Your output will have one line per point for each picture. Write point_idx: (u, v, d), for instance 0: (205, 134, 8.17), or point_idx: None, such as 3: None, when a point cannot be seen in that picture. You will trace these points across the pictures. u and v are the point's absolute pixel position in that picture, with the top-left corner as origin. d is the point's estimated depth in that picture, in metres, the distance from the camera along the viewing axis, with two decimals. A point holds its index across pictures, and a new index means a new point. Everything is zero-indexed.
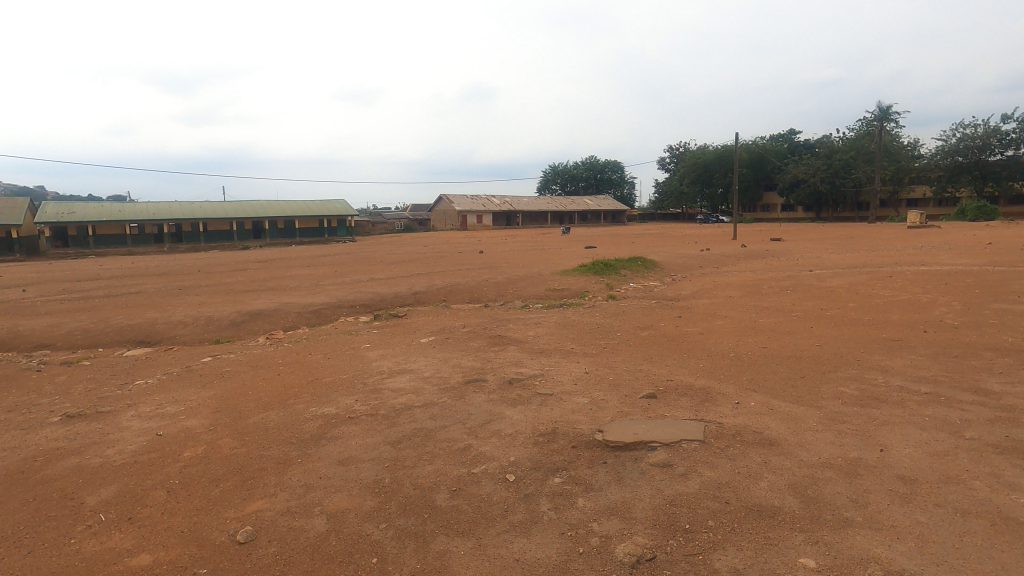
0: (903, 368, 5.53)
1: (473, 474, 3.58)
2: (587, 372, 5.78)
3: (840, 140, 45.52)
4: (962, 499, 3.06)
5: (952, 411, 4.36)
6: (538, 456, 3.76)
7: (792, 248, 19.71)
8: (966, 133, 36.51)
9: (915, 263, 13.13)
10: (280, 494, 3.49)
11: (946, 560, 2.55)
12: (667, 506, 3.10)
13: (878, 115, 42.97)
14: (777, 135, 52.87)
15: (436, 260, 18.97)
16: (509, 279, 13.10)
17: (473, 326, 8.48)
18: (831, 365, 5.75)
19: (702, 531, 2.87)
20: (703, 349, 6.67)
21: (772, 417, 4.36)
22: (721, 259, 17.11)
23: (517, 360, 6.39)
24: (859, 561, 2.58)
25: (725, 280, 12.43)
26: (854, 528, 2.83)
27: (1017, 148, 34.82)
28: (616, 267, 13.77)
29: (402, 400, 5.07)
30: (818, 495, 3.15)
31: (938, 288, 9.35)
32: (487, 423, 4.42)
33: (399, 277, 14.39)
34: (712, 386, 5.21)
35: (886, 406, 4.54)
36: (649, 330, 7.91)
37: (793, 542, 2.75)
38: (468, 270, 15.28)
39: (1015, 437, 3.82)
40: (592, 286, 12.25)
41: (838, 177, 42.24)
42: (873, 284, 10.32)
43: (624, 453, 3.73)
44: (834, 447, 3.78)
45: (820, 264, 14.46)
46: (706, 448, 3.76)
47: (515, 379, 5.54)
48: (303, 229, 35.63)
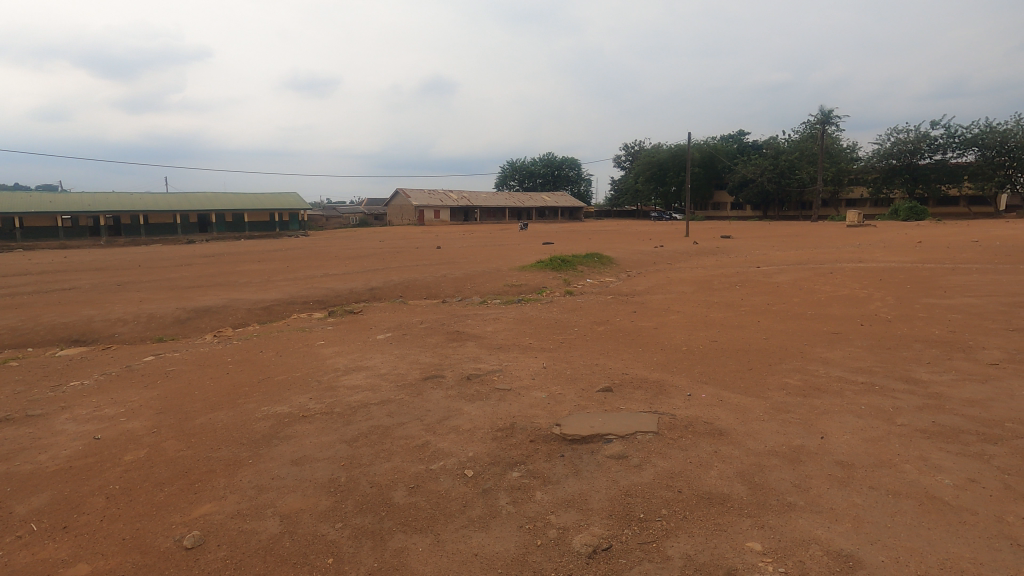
0: (843, 360, 5.83)
1: (431, 471, 3.56)
2: (544, 367, 5.84)
3: (785, 141, 47.58)
4: (893, 482, 3.26)
5: (886, 399, 4.64)
6: (496, 451, 3.78)
7: (742, 245, 20.50)
8: (899, 137, 38.81)
9: (853, 260, 13.89)
10: (229, 497, 3.37)
11: (879, 539, 2.72)
12: (623, 496, 3.17)
13: (820, 119, 45.09)
14: (727, 135, 54.76)
15: (392, 255, 18.72)
16: (468, 274, 13.08)
17: (430, 322, 8.39)
18: (777, 357, 6.01)
19: (656, 520, 2.95)
20: (656, 344, 6.82)
21: (721, 408, 4.53)
22: (674, 255, 17.63)
23: (475, 356, 6.38)
24: (801, 543, 2.71)
25: (678, 276, 12.81)
26: (797, 512, 2.97)
27: (945, 152, 37.26)
28: (573, 262, 13.96)
29: (359, 397, 4.99)
30: (764, 481, 3.30)
31: (873, 284, 9.90)
32: (445, 419, 4.40)
33: (355, 272, 14.15)
34: (665, 379, 5.36)
35: (826, 396, 4.78)
36: (606, 325, 8.06)
37: (740, 527, 2.86)
38: (424, 266, 15.09)
39: (940, 422, 4.10)
40: (549, 282, 12.37)
41: (784, 177, 44.05)
42: (815, 280, 10.80)
43: (582, 445, 3.80)
44: (779, 435, 3.96)
45: (767, 261, 15.11)
46: (659, 439, 3.88)
47: (473, 375, 5.53)
48: (252, 223, 34.39)
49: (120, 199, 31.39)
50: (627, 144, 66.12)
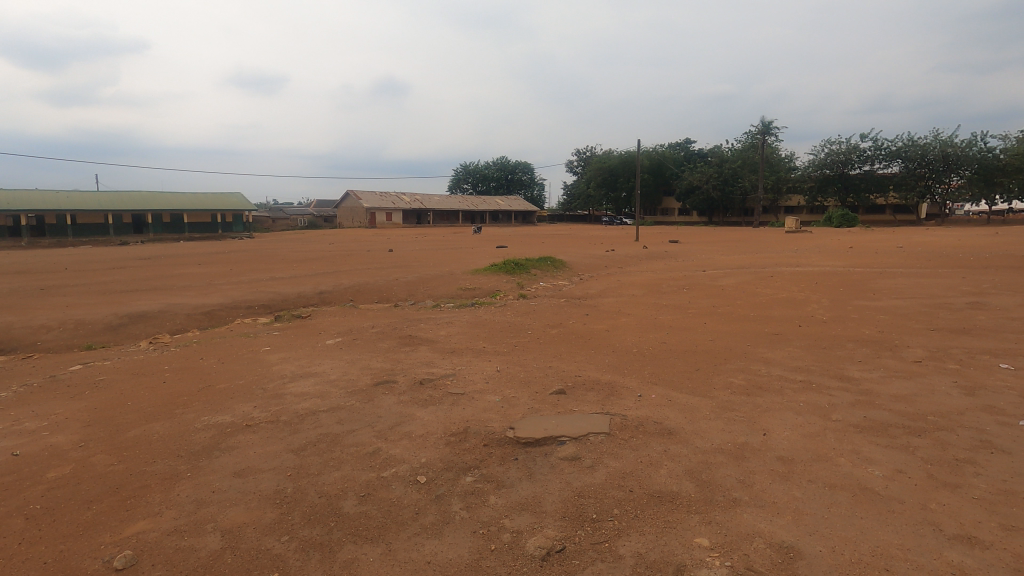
0: (783, 359, 6.10)
1: (383, 478, 3.48)
2: (498, 371, 5.83)
3: (729, 150, 49.56)
4: (829, 475, 3.43)
5: (822, 396, 4.89)
6: (449, 456, 3.74)
7: (689, 250, 21.19)
8: (832, 148, 41.15)
9: (791, 264, 14.60)
10: (166, 513, 3.18)
11: (817, 529, 2.85)
12: (576, 498, 3.20)
13: (761, 130, 47.27)
14: (675, 143, 56.55)
15: (342, 258, 18.29)
16: (421, 278, 12.94)
17: (382, 327, 8.23)
18: (722, 358, 6.23)
19: (609, 520, 2.98)
20: (608, 346, 6.94)
21: (671, 408, 4.65)
22: (624, 259, 18.02)
23: (428, 360, 6.31)
24: (746, 536, 2.81)
25: (629, 280, 13.09)
26: (742, 507, 3.08)
27: (872, 163, 39.78)
28: (526, 266, 14.05)
29: (306, 405, 4.83)
30: (711, 479, 3.40)
31: (810, 287, 10.43)
32: (397, 425, 4.32)
33: (303, 276, 13.73)
34: (617, 381, 5.45)
35: (769, 394, 4.98)
36: (559, 328, 8.14)
37: (689, 523, 2.94)
38: (376, 269, 14.83)
39: (870, 417, 4.35)
40: (503, 285, 12.39)
41: (727, 184, 45.88)
42: (757, 284, 11.29)
43: (536, 448, 3.81)
44: (724, 433, 4.10)
45: (712, 265, 15.67)
46: (612, 440, 3.94)
47: (426, 379, 5.47)
48: (192, 224, 32.87)
49: (45, 197, 29.35)
50: (579, 150, 67.23)
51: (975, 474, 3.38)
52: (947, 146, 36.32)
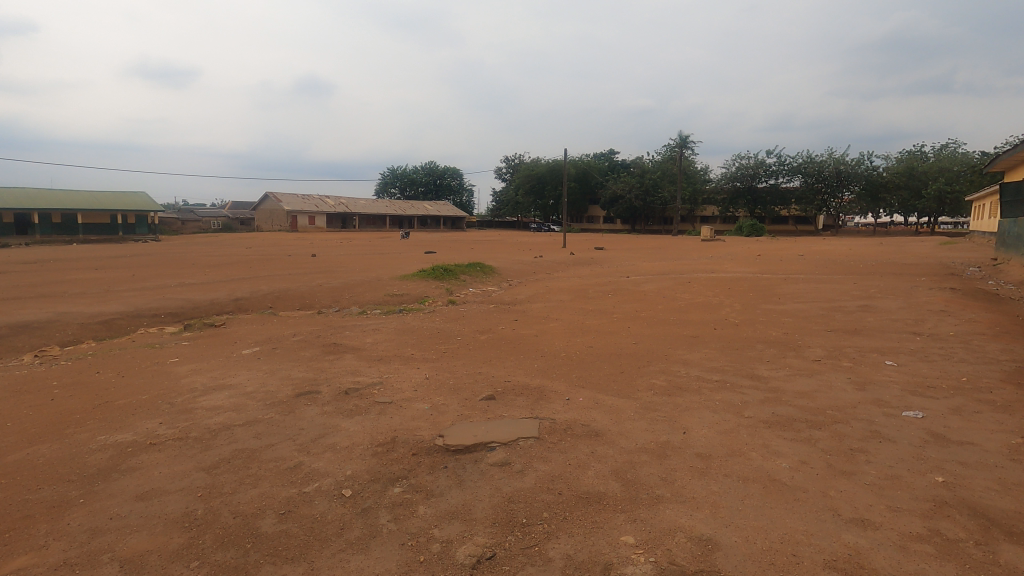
0: (701, 360, 6.44)
1: (305, 493, 3.32)
2: (427, 378, 5.74)
3: (650, 161, 51.88)
4: (743, 468, 3.65)
5: (735, 394, 5.21)
6: (377, 467, 3.63)
7: (614, 256, 21.92)
8: (742, 163, 44.10)
9: (706, 270, 15.46)
10: (53, 545, 2.86)
11: (732, 521, 3.01)
12: (506, 503, 3.20)
13: (679, 143, 49.87)
14: (600, 153, 58.47)
15: (260, 263, 17.38)
16: (346, 284, 12.52)
17: (305, 335, 7.88)
18: (645, 360, 6.48)
19: (538, 523, 3.01)
20: (537, 351, 7.02)
21: (597, 410, 4.77)
22: (552, 265, 18.35)
23: (354, 368, 6.10)
24: (668, 532, 2.92)
25: (557, 285, 13.34)
26: (664, 504, 3.20)
27: (777, 178, 43.02)
28: (455, 272, 13.97)
29: (220, 419, 4.52)
30: (635, 477, 3.52)
31: (724, 292, 11.09)
32: (321, 437, 4.14)
33: (217, 282, 12.91)
34: (546, 385, 5.52)
35: (688, 394, 5.23)
36: (488, 333, 8.14)
37: (615, 522, 3.02)
38: (298, 275, 14.20)
39: (778, 413, 4.68)
40: (431, 291, 12.24)
41: (649, 194, 48.07)
42: (677, 289, 11.86)
43: (465, 455, 3.78)
44: (648, 432, 4.26)
45: (636, 271, 16.28)
46: (541, 444, 3.98)
47: (352, 388, 5.28)
48: (89, 226, 30.08)
49: None
50: (507, 158, 67.93)
51: (867, 462, 3.71)
52: (840, 163, 39.96)
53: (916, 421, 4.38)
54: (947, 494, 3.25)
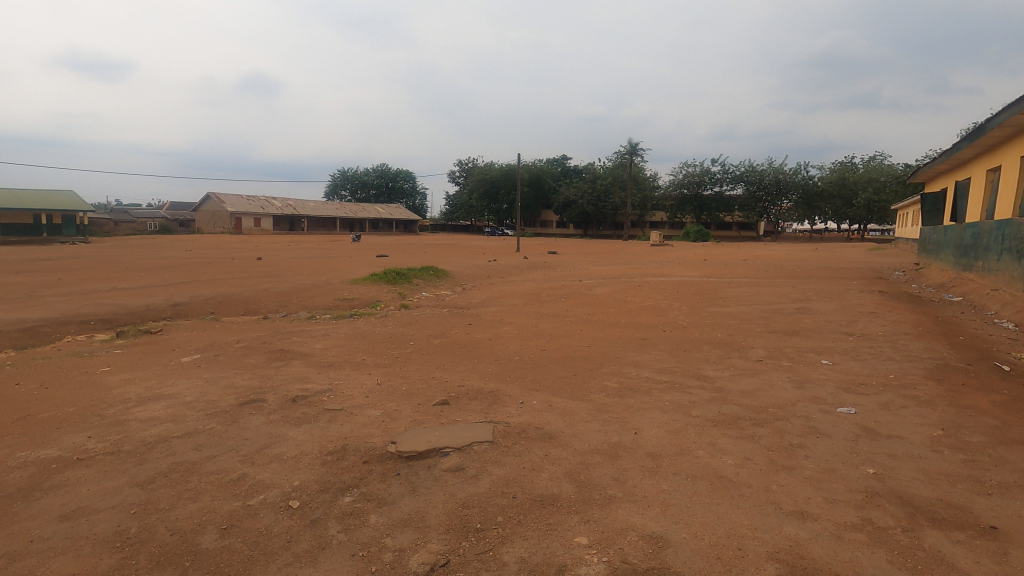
0: (651, 362, 6.59)
1: (250, 507, 3.18)
2: (379, 384, 5.63)
3: (601, 167, 52.93)
4: (691, 466, 3.76)
5: (684, 394, 5.36)
6: (326, 476, 3.52)
7: (567, 260, 22.22)
8: (689, 170, 45.65)
9: (655, 274, 15.89)
10: None
11: (682, 518, 3.09)
12: (459, 509, 3.17)
13: (629, 150, 51.13)
14: (553, 159, 59.22)
15: (202, 266, 16.63)
16: (294, 288, 12.14)
17: (249, 341, 7.57)
18: (597, 363, 6.58)
19: (492, 528, 2.99)
20: (491, 355, 7.01)
21: (551, 413, 4.81)
22: (506, 269, 18.42)
23: (302, 375, 5.91)
24: (620, 531, 2.96)
25: (510, 289, 13.39)
26: (617, 504, 3.25)
27: (721, 185, 44.76)
28: (408, 276, 13.79)
29: (156, 431, 4.28)
30: (588, 478, 3.56)
31: (673, 295, 11.42)
32: (267, 447, 3.99)
33: (154, 286, 12.25)
34: (500, 389, 5.52)
35: (638, 395, 5.35)
36: (442, 338, 8.08)
37: (569, 524, 3.04)
38: (243, 279, 13.67)
39: (723, 411, 4.84)
40: (383, 295, 12.03)
41: (600, 200, 49.03)
42: (627, 292, 12.12)
43: (418, 461, 3.73)
44: (600, 433, 4.33)
45: (588, 275, 16.55)
46: (495, 448, 3.97)
47: (300, 396, 5.11)
48: (8, 226, 27.94)
49: None
50: (461, 161, 67.79)
51: (806, 456, 3.90)
52: (779, 173, 41.98)
53: (849, 417, 4.64)
54: (878, 485, 3.45)
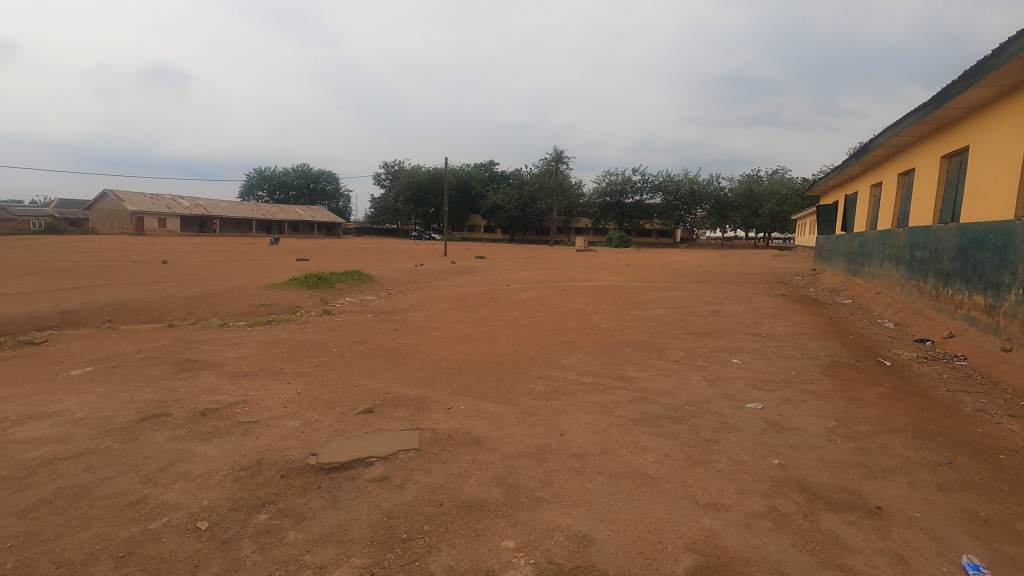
0: (576, 364, 6.75)
1: (151, 531, 2.92)
2: (299, 393, 5.37)
3: (528, 174, 53.73)
4: (614, 465, 3.88)
5: (608, 395, 5.53)
6: (240, 493, 3.31)
7: (495, 265, 22.33)
8: (611, 179, 47.33)
9: (580, 279, 16.32)
10: None
11: (606, 516, 3.18)
12: (384, 520, 3.08)
13: (555, 158, 52.32)
14: (480, 164, 59.40)
15: (96, 270, 15.18)
16: (204, 293, 11.36)
17: (152, 351, 6.98)
18: (524, 366, 6.63)
19: (418, 537, 2.93)
20: (418, 361, 6.89)
21: (478, 417, 4.79)
22: (433, 273, 18.22)
23: (213, 386, 5.53)
24: (547, 532, 3.00)
25: (438, 294, 13.25)
26: (544, 505, 3.29)
27: (642, 194, 46.77)
28: (330, 280, 13.31)
29: (40, 453, 3.84)
30: (516, 482, 3.58)
31: (597, 299, 11.77)
32: (172, 465, 3.69)
33: (38, 292, 11.02)
34: (427, 395, 5.43)
35: (564, 397, 5.45)
36: (366, 344, 7.84)
37: (497, 528, 3.03)
38: (145, 284, 12.62)
39: (644, 411, 5.04)
40: (304, 300, 11.53)
41: (527, 205, 49.77)
42: (553, 297, 12.35)
43: (341, 473, 3.60)
44: (527, 437, 4.36)
45: (515, 279, 16.72)
46: (421, 455, 3.90)
47: (210, 409, 4.78)
48: None
49: None
50: (387, 164, 66.51)
51: (719, 451, 4.14)
52: (693, 184, 44.49)
53: (757, 412, 4.97)
54: (782, 474, 3.72)
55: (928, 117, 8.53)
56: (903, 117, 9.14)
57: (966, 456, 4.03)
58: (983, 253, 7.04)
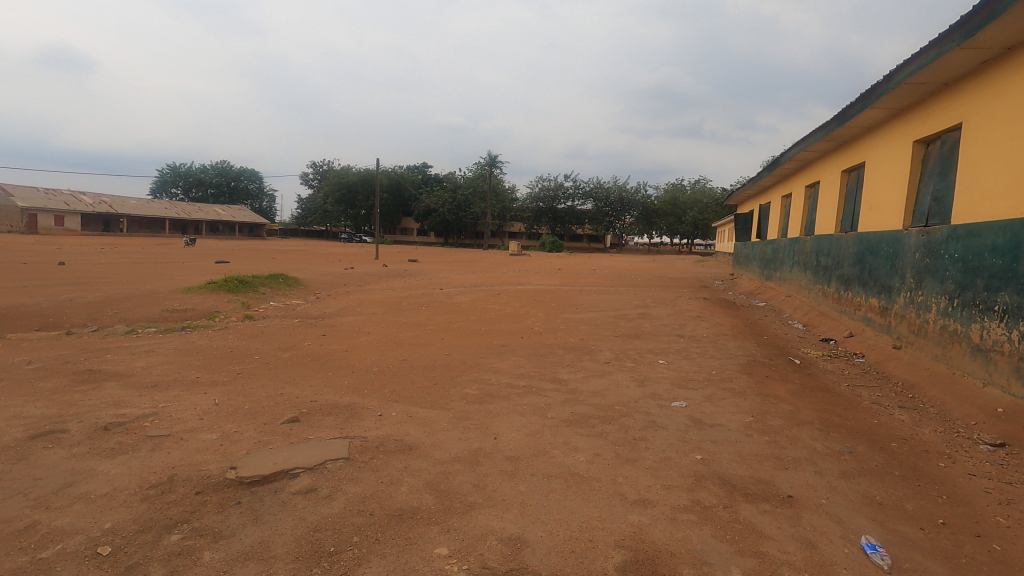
0: (510, 368, 6.79)
1: (42, 560, 2.64)
2: (217, 404, 5.05)
3: (463, 178, 53.62)
4: (547, 466, 3.92)
5: (541, 397, 5.59)
6: (148, 514, 3.06)
7: (428, 269, 22.07)
8: (544, 185, 48.12)
9: (514, 283, 16.47)
10: None
11: (538, 517, 3.20)
12: (310, 533, 2.95)
13: (489, 162, 52.55)
14: (413, 166, 58.63)
15: None
16: (109, 298, 10.46)
17: (46, 362, 6.32)
18: (458, 371, 6.58)
19: (347, 550, 2.82)
20: (347, 367, 6.67)
21: (411, 423, 4.70)
22: (364, 277, 17.76)
23: (118, 399, 5.09)
24: (480, 537, 2.98)
25: (368, 298, 12.93)
26: (477, 510, 3.27)
27: (574, 200, 47.86)
28: (253, 284, 12.65)
29: None
30: (448, 487, 3.53)
31: (530, 303, 11.91)
32: (68, 486, 3.35)
33: None
34: (357, 402, 5.27)
35: (498, 401, 5.46)
36: (292, 350, 7.51)
37: (429, 535, 2.98)
38: (38, 287, 11.44)
39: (576, 412, 5.15)
40: (223, 305, 10.87)
41: (461, 209, 49.61)
42: (487, 300, 12.37)
43: (263, 486, 3.41)
44: (460, 441, 4.33)
45: (449, 283, 16.60)
46: (351, 465, 3.78)
47: (114, 423, 4.39)
48: None
49: None
50: (316, 164, 64.28)
51: (646, 448, 4.29)
52: (623, 191, 46.07)
53: (681, 410, 5.20)
54: (704, 468, 3.91)
55: (831, 135, 9.28)
56: (809, 134, 9.90)
57: (864, 445, 4.41)
58: (877, 260, 7.73)
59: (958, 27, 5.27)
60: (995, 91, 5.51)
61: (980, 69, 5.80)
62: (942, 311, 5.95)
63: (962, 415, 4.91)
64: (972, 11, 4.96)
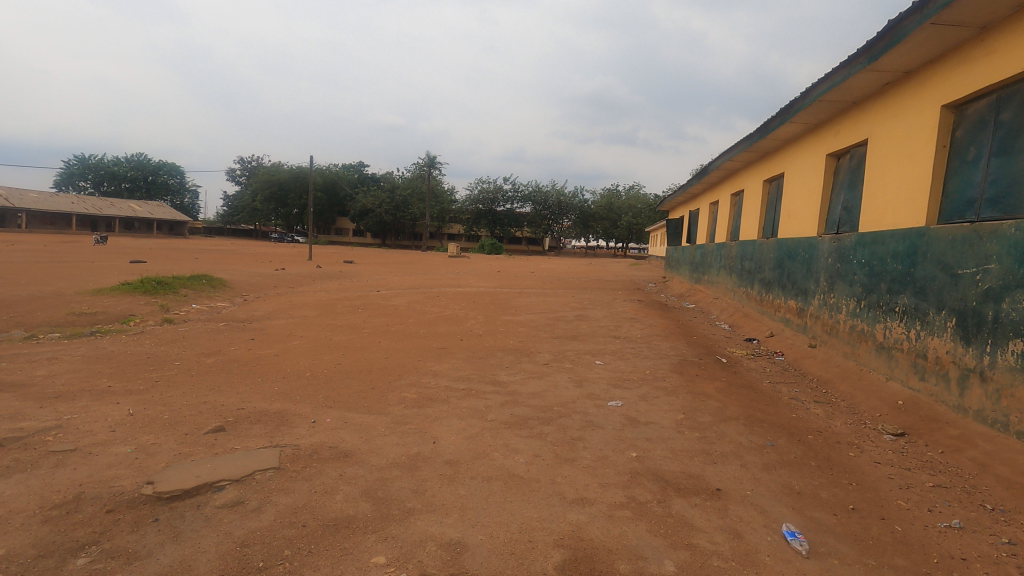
0: (448, 371, 6.72)
1: None
2: (131, 414, 4.69)
3: (401, 178, 52.70)
4: (486, 468, 3.91)
5: (480, 400, 5.57)
6: (52, 536, 2.79)
7: (365, 270, 21.51)
8: (484, 188, 48.08)
9: (452, 285, 16.38)
10: None
11: (478, 521, 3.18)
12: (237, 549, 2.79)
13: (428, 163, 51.95)
14: (349, 165, 57.04)
15: None
16: (4, 300, 9.48)
17: None
18: (395, 375, 6.44)
19: (277, 565, 2.69)
20: (278, 372, 6.37)
21: (346, 430, 4.56)
22: (295, 279, 17.05)
23: (14, 411, 4.62)
24: (419, 543, 2.93)
25: (300, 300, 12.42)
26: (416, 516, 3.21)
27: (513, 203, 48.11)
28: (172, 286, 11.85)
29: None
30: (386, 495, 3.45)
31: (468, 305, 11.86)
32: None
33: None
34: (288, 409, 5.05)
35: (437, 404, 5.39)
36: (216, 356, 7.08)
37: (366, 544, 2.90)
38: None
39: (515, 413, 5.17)
40: (138, 308, 10.12)
41: (399, 210, 48.73)
42: (425, 302, 12.20)
43: (184, 501, 3.20)
44: (398, 446, 4.24)
45: (385, 285, 16.26)
46: (281, 475, 3.61)
47: (9, 438, 3.97)
48: None
49: None
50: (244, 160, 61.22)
51: (584, 448, 4.37)
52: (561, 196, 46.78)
53: (617, 409, 5.33)
54: (639, 465, 4.03)
55: (754, 146, 9.84)
56: (735, 145, 10.46)
57: (784, 438, 4.69)
58: (795, 264, 8.27)
59: (864, 51, 5.72)
60: (896, 110, 6.03)
61: (883, 90, 6.33)
62: (851, 312, 6.45)
63: (868, 408, 5.34)
64: (877, 36, 5.41)
